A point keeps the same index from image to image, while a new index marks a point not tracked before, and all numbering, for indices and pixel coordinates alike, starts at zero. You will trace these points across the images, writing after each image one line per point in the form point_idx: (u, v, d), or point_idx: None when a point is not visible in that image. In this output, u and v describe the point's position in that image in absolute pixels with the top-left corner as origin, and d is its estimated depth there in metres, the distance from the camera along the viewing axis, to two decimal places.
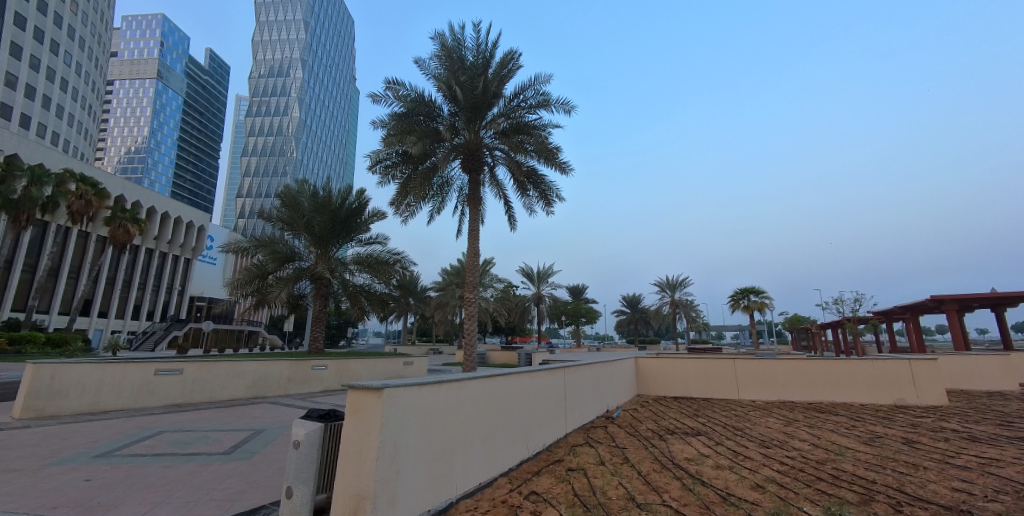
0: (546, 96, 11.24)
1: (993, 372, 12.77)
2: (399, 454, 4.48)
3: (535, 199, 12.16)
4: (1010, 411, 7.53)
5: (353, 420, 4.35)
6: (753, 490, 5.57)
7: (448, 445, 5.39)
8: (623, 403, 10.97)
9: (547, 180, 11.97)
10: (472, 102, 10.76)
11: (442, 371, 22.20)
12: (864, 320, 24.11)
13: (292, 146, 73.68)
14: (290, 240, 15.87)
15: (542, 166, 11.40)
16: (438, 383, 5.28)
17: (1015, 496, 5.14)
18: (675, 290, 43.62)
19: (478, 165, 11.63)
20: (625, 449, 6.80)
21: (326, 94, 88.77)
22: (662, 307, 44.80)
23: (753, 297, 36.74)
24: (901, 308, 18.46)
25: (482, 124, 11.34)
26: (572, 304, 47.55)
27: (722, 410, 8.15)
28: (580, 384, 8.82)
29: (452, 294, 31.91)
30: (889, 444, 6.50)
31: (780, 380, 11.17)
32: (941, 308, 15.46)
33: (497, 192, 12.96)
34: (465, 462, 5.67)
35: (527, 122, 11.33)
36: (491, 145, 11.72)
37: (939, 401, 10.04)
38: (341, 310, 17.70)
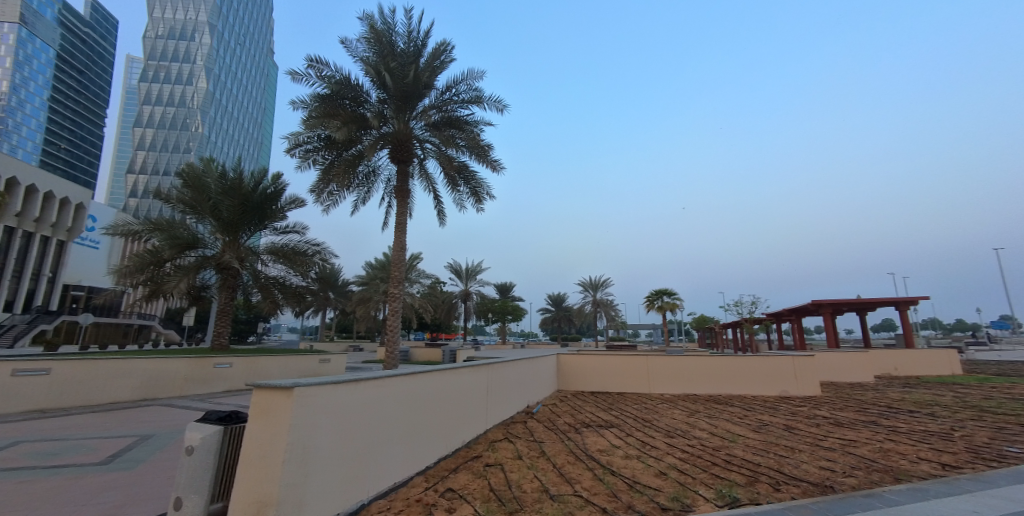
0: (479, 92, 11.14)
1: (857, 367, 14.86)
2: (310, 455, 4.23)
3: (466, 195, 12.07)
4: (867, 398, 8.83)
5: (258, 421, 4.05)
6: (657, 477, 5.99)
7: (363, 444, 5.14)
8: (543, 398, 11.24)
9: (479, 176, 11.90)
10: (403, 91, 10.35)
11: (363, 369, 21.32)
12: (759, 321, 26.88)
13: (197, 120, 66.02)
14: (192, 225, 14.30)
15: (473, 162, 11.29)
16: (358, 380, 5.08)
17: (866, 471, 6.07)
18: (597, 290, 45.64)
19: (407, 156, 11.20)
20: (542, 443, 6.94)
21: (239, 66, 81.36)
22: (584, 306, 46.74)
23: (666, 298, 39.29)
24: (787, 311, 20.81)
25: (412, 115, 10.95)
26: (499, 301, 48.00)
27: (634, 404, 8.60)
28: (504, 381, 8.90)
29: (376, 289, 30.89)
30: (773, 430, 7.25)
31: (687, 374, 12.12)
32: (818, 311, 17.65)
33: (427, 185, 12.66)
34: (380, 460, 5.47)
35: (459, 117, 11.18)
36: (422, 138, 11.42)
37: (814, 392, 11.48)
38: (251, 303, 16.41)
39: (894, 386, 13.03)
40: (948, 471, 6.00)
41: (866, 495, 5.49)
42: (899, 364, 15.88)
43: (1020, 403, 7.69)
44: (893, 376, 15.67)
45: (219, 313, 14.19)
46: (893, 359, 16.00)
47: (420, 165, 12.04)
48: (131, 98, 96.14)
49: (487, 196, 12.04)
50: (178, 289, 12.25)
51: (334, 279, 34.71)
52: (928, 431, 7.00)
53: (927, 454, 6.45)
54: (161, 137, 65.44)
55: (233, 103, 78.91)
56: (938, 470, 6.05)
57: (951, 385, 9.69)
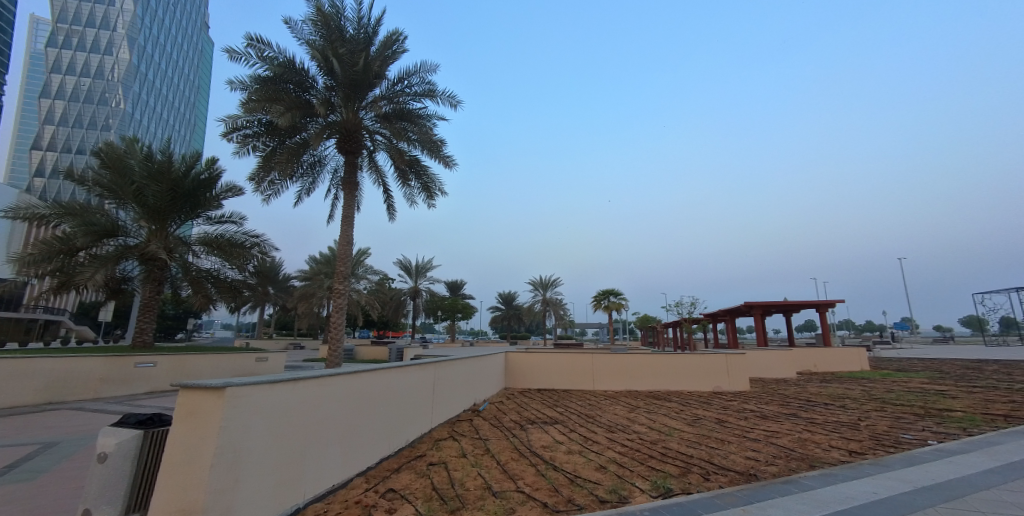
0: (432, 85, 10.93)
1: (782, 364, 16.10)
2: (242, 459, 4.02)
3: (417, 190, 11.85)
4: (790, 392, 9.59)
5: (183, 424, 3.80)
6: (597, 471, 6.20)
7: (301, 445, 4.95)
8: (490, 396, 11.30)
9: (431, 172, 11.71)
10: (351, 79, 9.96)
11: (304, 367, 20.44)
12: (698, 321, 28.41)
13: (118, 94, 60.47)
14: (111, 211, 13.07)
15: (425, 157, 11.08)
16: (296, 379, 4.89)
17: (785, 459, 6.58)
18: (547, 290, 46.41)
19: (356, 148, 10.82)
20: (487, 440, 6.98)
21: (168, 38, 74.70)
22: (534, 305, 47.44)
23: (612, 297, 40.61)
24: (722, 311, 22.16)
25: (362, 105, 10.56)
26: (450, 299, 47.60)
27: (578, 400, 8.84)
28: (450, 379, 8.86)
29: (320, 285, 29.76)
30: (706, 424, 7.67)
31: (629, 371, 12.63)
32: (750, 312, 18.91)
33: (377, 177, 12.31)
34: (319, 462, 5.27)
35: (411, 110, 10.92)
36: (372, 129, 11.08)
37: (743, 387, 12.34)
38: (179, 297, 15.32)
39: (812, 381, 14.24)
40: (855, 457, 6.65)
41: (785, 481, 5.96)
42: (817, 361, 17.39)
43: (914, 395, 8.66)
44: (811, 373, 17.13)
45: (142, 309, 13.13)
46: (813, 356, 17.50)
47: (369, 157, 11.67)
48: (39, 64, 85.42)
49: (439, 191, 11.89)
50: (94, 282, 11.16)
51: (274, 273, 32.88)
52: (840, 422, 7.71)
53: (838, 442, 7.08)
54: (73, 111, 58.71)
55: (161, 78, 72.29)
56: (846, 457, 6.68)
57: (860, 380, 10.72)
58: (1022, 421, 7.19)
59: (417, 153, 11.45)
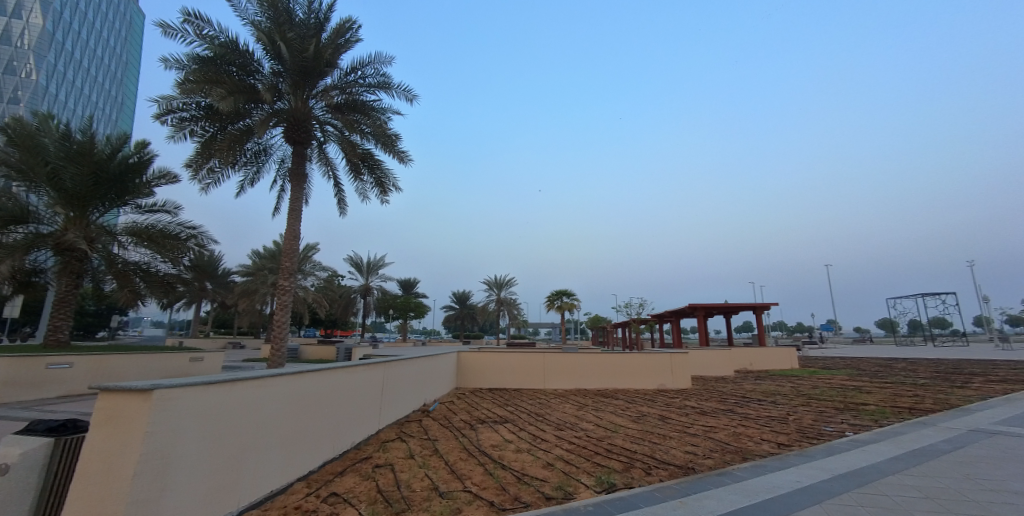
0: (386, 78, 10.63)
1: (721, 362, 17.06)
2: (172, 466, 3.77)
3: (370, 185, 11.52)
4: (727, 389, 10.18)
5: (104, 430, 3.52)
6: (544, 469, 6.30)
7: (239, 449, 4.71)
8: (440, 396, 11.21)
9: (384, 166, 11.42)
10: (300, 66, 9.50)
11: (244, 368, 19.33)
12: (645, 322, 29.55)
13: (29, 63, 53.49)
14: (21, 194, 11.79)
15: (379, 151, 10.80)
16: (234, 381, 4.66)
17: (720, 453, 6.90)
18: (502, 289, 46.67)
19: (305, 138, 10.37)
20: (436, 441, 6.94)
21: (92, 5, 67.77)
22: (489, 304, 47.53)
23: (565, 298, 41.36)
24: (668, 313, 23.15)
25: (311, 93, 10.12)
26: (402, 298, 46.77)
27: (529, 399, 8.96)
28: (400, 378, 8.74)
29: (262, 281, 28.30)
30: (650, 420, 7.96)
31: (580, 370, 12.95)
32: (694, 313, 19.87)
33: (327, 170, 11.86)
34: (258, 467, 5.05)
35: (364, 102, 10.59)
36: (323, 119, 10.68)
37: (686, 384, 12.98)
38: (102, 291, 14.09)
39: (748, 379, 15.20)
40: (783, 449, 7.08)
41: (719, 473, 6.31)
42: (753, 360, 18.62)
43: (835, 391, 9.45)
44: (747, 371, 18.26)
45: (57, 303, 12.00)
46: (749, 355, 18.72)
47: (319, 148, 11.26)
48: None
49: (393, 187, 11.60)
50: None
51: (212, 267, 30.89)
52: (771, 416, 8.27)
53: (769, 435, 7.49)
54: None
55: (80, 48, 65.21)
56: (775, 449, 7.11)
57: (789, 377, 11.57)
58: (923, 412, 8.05)
59: (371, 147, 11.12)
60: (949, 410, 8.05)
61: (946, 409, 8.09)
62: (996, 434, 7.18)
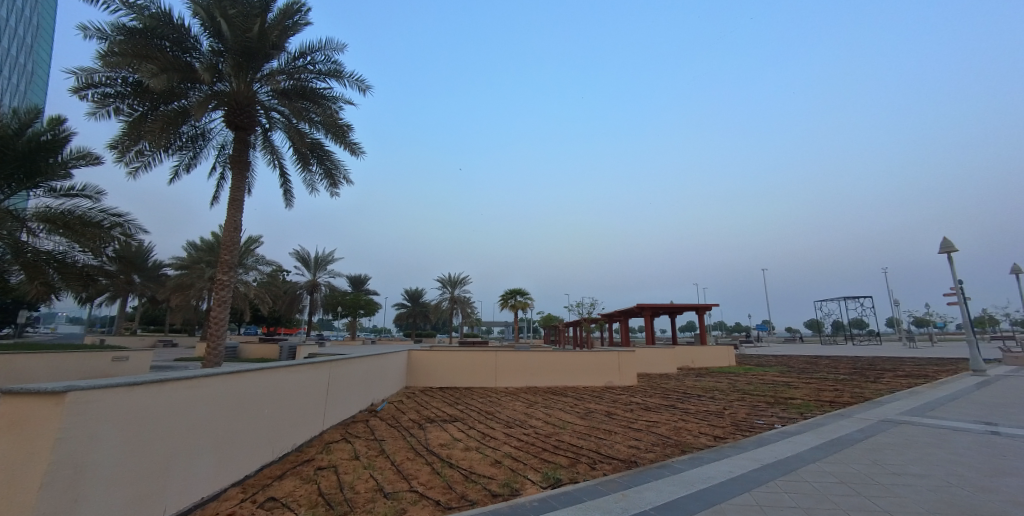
0: (338, 65, 10.25)
1: (664, 360, 17.88)
2: (88, 474, 3.47)
3: (319, 176, 11.11)
4: (670, 386, 10.69)
5: (6, 438, 3.19)
6: (492, 466, 6.31)
7: (168, 455, 4.41)
8: (389, 395, 11.03)
9: (335, 157, 11.04)
10: (243, 47, 8.95)
11: (175, 368, 18.07)
12: (595, 321, 30.38)
13: None
14: None
15: (329, 141, 10.42)
16: (162, 382, 4.37)
17: (662, 446, 7.08)
18: (456, 287, 46.42)
19: (247, 124, 9.83)
20: (383, 441, 6.83)
21: None
22: (442, 303, 47.07)
23: (518, 297, 41.75)
24: (617, 312, 23.92)
25: (255, 76, 9.57)
26: (352, 295, 45.59)
27: (479, 397, 9.02)
28: (347, 378, 8.53)
29: (198, 275, 26.57)
30: (597, 417, 8.16)
31: (531, 368, 13.18)
32: (641, 312, 20.66)
33: (273, 159, 11.30)
34: (190, 474, 4.74)
35: (313, 90, 10.16)
36: (268, 105, 10.22)
37: (631, 381, 13.52)
38: (6, 284, 12.69)
39: (687, 376, 16.03)
40: (719, 441, 7.37)
41: (660, 465, 6.54)
42: (695, 358, 19.70)
43: (767, 386, 10.16)
44: (689, 368, 19.26)
45: None
46: (690, 353, 19.75)
47: (264, 135, 10.77)
48: None
49: (344, 180, 11.22)
50: None
51: (139, 260, 28.63)
52: (708, 411, 8.76)
53: (706, 429, 7.85)
54: None
55: None
56: (712, 441, 7.39)
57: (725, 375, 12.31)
58: (841, 405, 8.84)
59: (321, 136, 10.71)
60: (863, 402, 8.91)
61: (861, 402, 8.93)
62: (900, 423, 8.02)
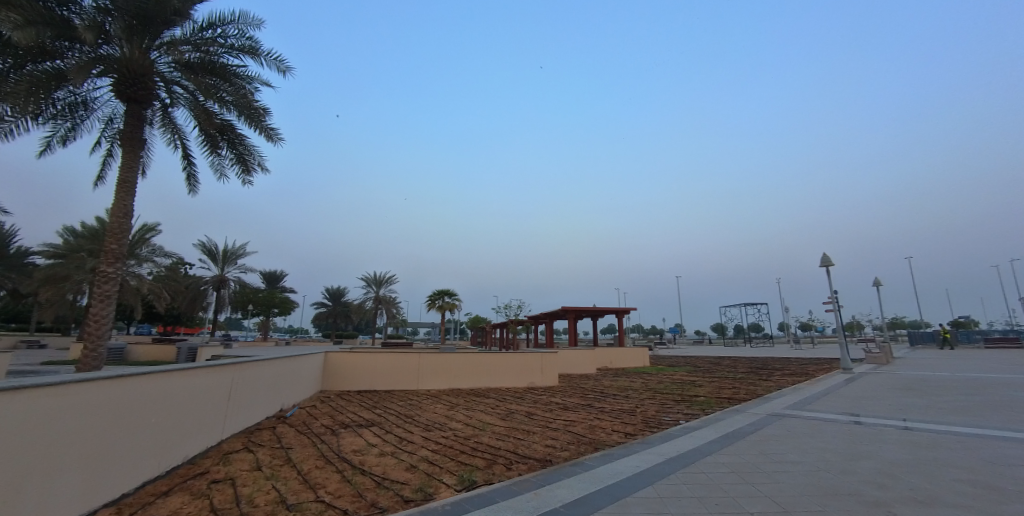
0: (254, 42, 9.51)
1: (585, 361, 18.73)
2: None
3: (230, 162, 10.33)
4: (589, 386, 11.18)
5: None
6: (406, 471, 6.19)
7: (26, 472, 3.75)
8: (301, 400, 10.42)
9: (248, 142, 10.31)
10: (138, 9, 7.97)
11: (42, 372, 15.58)
12: (522, 323, 31.03)
13: None
14: None
15: (242, 124, 9.70)
16: (19, 387, 3.71)
17: (576, 444, 7.40)
18: (380, 286, 45.21)
19: (143, 96, 8.83)
20: (290, 449, 6.45)
21: None
22: (366, 302, 45.54)
23: (447, 297, 41.52)
24: (543, 314, 24.62)
25: (154, 44, 8.59)
26: (265, 293, 43.45)
27: (400, 400, 8.84)
28: (250, 382, 7.89)
29: (75, 265, 23.33)
30: (517, 417, 8.34)
31: (454, 370, 13.16)
32: (566, 315, 21.43)
33: (174, 138, 10.26)
34: (50, 495, 4.02)
35: (224, 66, 9.35)
36: (169, 77, 9.27)
37: (552, 382, 14.03)
38: None
39: (605, 376, 16.92)
40: (629, 438, 7.84)
41: (573, 463, 6.78)
42: (613, 358, 20.86)
43: (675, 385, 10.99)
44: (607, 369, 20.35)
45: None
46: (609, 354, 20.87)
47: (163, 111, 9.73)
48: None
49: (260, 167, 10.56)
50: None
51: None
52: (623, 409, 9.29)
53: (620, 426, 8.31)
54: None
55: None
56: (623, 438, 7.83)
57: (640, 375, 13.12)
58: (737, 401, 9.80)
59: (232, 118, 9.94)
60: (756, 399, 9.94)
61: (754, 398, 9.97)
62: (784, 416, 9.06)
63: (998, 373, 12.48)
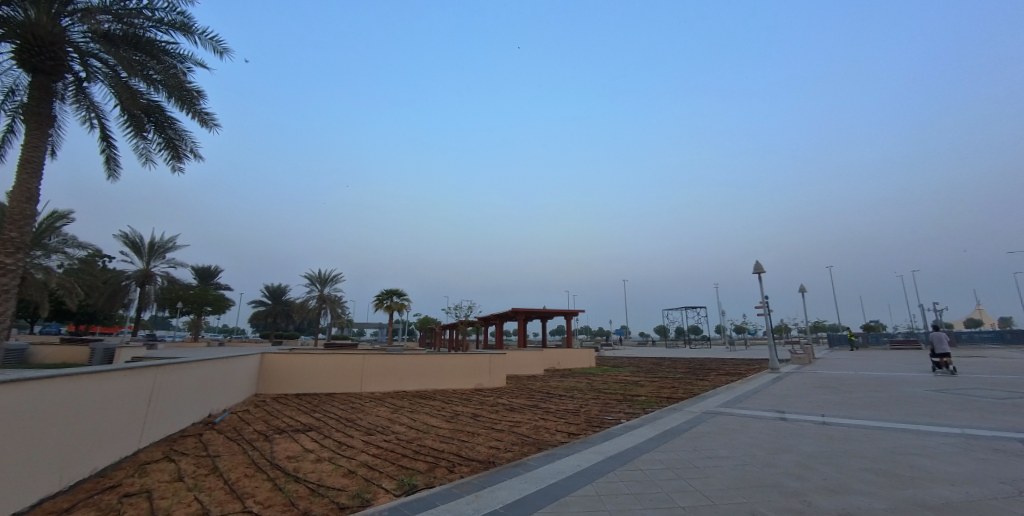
0: (185, 18, 8.93)
1: (532, 362, 19.04)
2: None
3: (157, 146, 9.66)
4: (536, 387, 11.38)
5: None
6: (344, 477, 6.00)
7: None
8: (233, 405, 9.83)
9: (179, 125, 9.68)
10: None
11: None
12: (472, 324, 31.01)
13: None
14: None
15: (171, 106, 9.11)
16: None
17: (520, 445, 7.51)
18: (325, 285, 43.64)
19: (53, 68, 8.03)
20: (216, 458, 6.09)
21: None
22: (309, 301, 43.82)
23: (395, 298, 40.78)
24: (494, 316, 24.74)
25: (66, 12, 7.82)
26: (197, 289, 41.13)
27: (341, 403, 8.59)
28: (173, 387, 7.28)
29: None
30: (462, 419, 8.34)
31: (400, 372, 12.97)
32: (516, 316, 21.67)
33: (90, 116, 9.39)
34: None
35: (151, 42, 8.71)
36: (84, 49, 8.48)
37: (499, 384, 14.18)
38: None
39: (551, 377, 17.30)
40: (572, 438, 8.06)
41: (515, 464, 6.88)
42: (560, 359, 21.37)
43: (618, 385, 11.43)
44: (555, 369, 20.80)
45: None
46: (557, 355, 21.36)
47: (77, 86, 8.87)
48: None
49: (191, 153, 9.99)
50: None
51: None
52: (567, 409, 9.55)
53: (563, 426, 8.53)
54: None
55: None
56: (566, 438, 8.04)
57: (586, 375, 13.51)
58: (675, 400, 10.34)
59: (159, 99, 9.31)
60: (692, 398, 10.53)
61: (690, 397, 10.56)
62: (716, 414, 9.66)
63: (899, 372, 13.99)
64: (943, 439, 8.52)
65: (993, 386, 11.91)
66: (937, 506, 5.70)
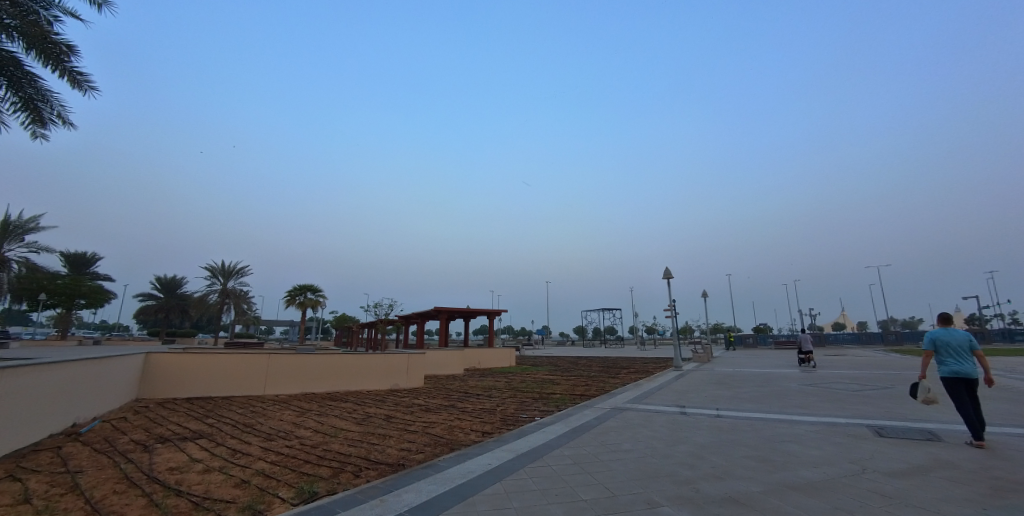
0: None
1: (452, 362, 19.09)
2: None
3: (9, 105, 8.25)
4: (455, 387, 11.47)
5: None
6: (235, 488, 5.60)
7: None
8: (106, 413, 8.75)
9: (39, 82, 8.34)
10: None
11: None
12: (391, 323, 30.24)
13: None
14: None
15: (28, 60, 7.82)
16: None
17: (431, 446, 7.54)
18: (230, 278, 40.16)
19: None
20: (78, 474, 5.40)
21: None
22: (209, 295, 39.93)
23: (309, 294, 38.69)
24: (416, 314, 24.37)
25: None
26: (67, 279, 36.22)
27: (240, 407, 8.03)
28: (24, 393, 6.29)
29: None
30: (374, 421, 8.17)
31: (310, 373, 12.42)
32: (438, 315, 21.57)
33: None
34: None
35: None
36: None
37: (417, 384, 14.08)
38: None
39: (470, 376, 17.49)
40: (486, 437, 8.25)
41: (426, 466, 6.90)
42: (482, 359, 21.68)
43: (535, 384, 11.86)
44: (475, 369, 21.03)
45: None
46: (479, 355, 21.63)
47: None
48: None
49: (57, 117, 8.75)
50: None
51: None
52: (483, 409, 9.74)
53: (478, 426, 8.70)
54: None
55: None
56: (479, 437, 8.21)
57: (504, 375, 13.84)
58: (588, 398, 10.97)
59: (12, 48, 7.91)
60: (603, 395, 11.22)
61: (602, 394, 11.25)
62: (624, 410, 10.37)
63: (777, 368, 16.03)
64: (810, 427, 9.93)
65: (847, 379, 14.11)
66: (797, 485, 6.64)
